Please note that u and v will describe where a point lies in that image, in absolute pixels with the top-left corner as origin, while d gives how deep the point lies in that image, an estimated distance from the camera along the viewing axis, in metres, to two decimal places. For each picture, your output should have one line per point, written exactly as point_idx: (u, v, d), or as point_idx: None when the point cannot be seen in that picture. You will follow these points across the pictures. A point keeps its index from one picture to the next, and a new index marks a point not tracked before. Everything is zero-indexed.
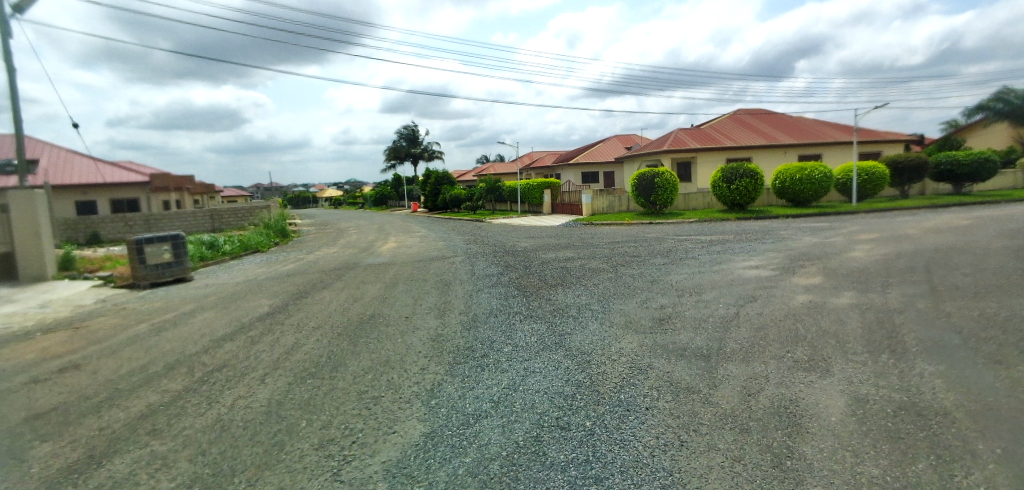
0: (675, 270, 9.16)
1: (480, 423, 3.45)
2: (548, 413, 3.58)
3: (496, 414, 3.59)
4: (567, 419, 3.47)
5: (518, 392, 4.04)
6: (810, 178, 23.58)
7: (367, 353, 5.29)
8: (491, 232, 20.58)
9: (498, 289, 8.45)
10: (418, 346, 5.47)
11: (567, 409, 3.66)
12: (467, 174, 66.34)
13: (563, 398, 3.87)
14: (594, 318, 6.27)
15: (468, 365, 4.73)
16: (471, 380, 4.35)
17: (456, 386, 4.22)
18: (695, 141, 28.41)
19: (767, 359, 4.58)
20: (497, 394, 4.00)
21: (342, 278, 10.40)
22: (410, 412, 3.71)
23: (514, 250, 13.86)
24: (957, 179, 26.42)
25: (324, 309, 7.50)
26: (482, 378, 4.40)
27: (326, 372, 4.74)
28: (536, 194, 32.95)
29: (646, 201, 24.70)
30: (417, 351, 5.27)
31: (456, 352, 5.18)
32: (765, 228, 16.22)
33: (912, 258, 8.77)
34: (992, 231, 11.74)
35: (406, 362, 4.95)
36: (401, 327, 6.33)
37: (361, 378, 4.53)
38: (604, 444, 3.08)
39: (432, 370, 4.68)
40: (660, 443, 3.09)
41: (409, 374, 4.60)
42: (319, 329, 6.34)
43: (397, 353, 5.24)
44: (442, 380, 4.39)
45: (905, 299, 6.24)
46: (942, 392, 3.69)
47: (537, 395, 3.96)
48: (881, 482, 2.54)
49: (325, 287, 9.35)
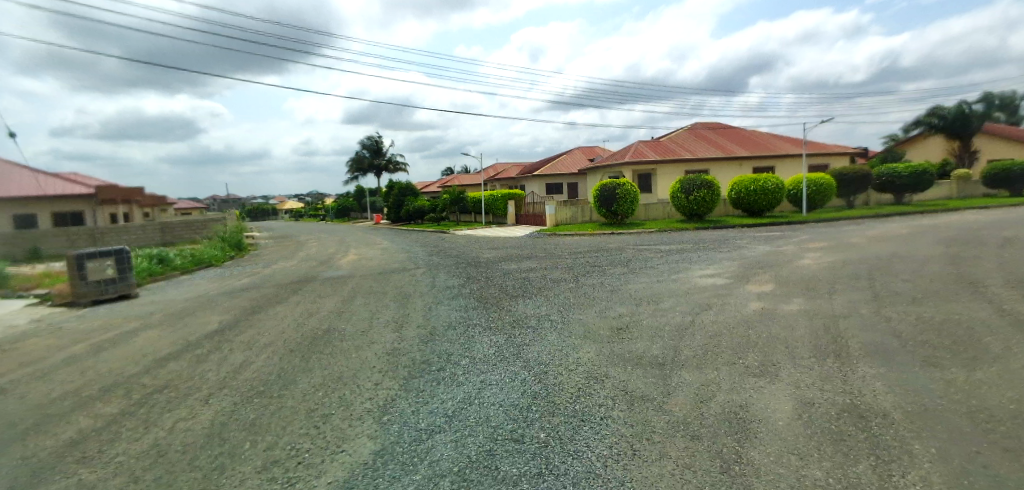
0: (634, 280, 9.28)
1: (432, 439, 3.37)
2: (503, 426, 3.54)
3: (449, 429, 3.52)
4: (522, 432, 3.43)
5: (473, 405, 3.97)
6: (763, 188, 24.47)
7: (320, 369, 5.14)
8: (453, 244, 20.47)
9: (458, 301, 8.36)
10: (373, 361, 5.34)
11: (522, 421, 3.62)
12: (434, 184, 66.00)
13: (518, 410, 3.84)
14: (552, 329, 6.27)
15: (423, 380, 4.65)
16: (427, 394, 4.27)
17: (411, 401, 4.13)
18: (654, 153, 29.20)
19: (719, 366, 4.67)
20: (451, 408, 3.93)
21: (299, 292, 10.08)
22: (360, 430, 3.59)
23: (476, 261, 13.78)
24: (899, 190, 28.00)
25: (278, 325, 7.25)
26: (438, 392, 4.33)
27: (275, 390, 4.57)
28: (500, 204, 33.06)
29: (608, 212, 25.08)
30: (372, 366, 5.15)
31: (412, 367, 5.07)
32: (720, 238, 16.74)
33: (857, 266, 9.17)
34: (931, 239, 12.41)
35: (359, 378, 4.82)
36: (357, 341, 6.17)
37: (312, 396, 4.38)
38: (557, 456, 3.05)
39: (386, 385, 4.57)
40: (613, 453, 3.08)
41: (361, 389, 4.49)
42: (270, 346, 6.11)
43: (351, 369, 5.10)
44: (396, 395, 4.29)
45: (849, 304, 6.52)
46: (882, 394, 3.85)
47: (492, 408, 3.90)
48: (823, 484, 2.62)
49: (280, 302, 9.06)
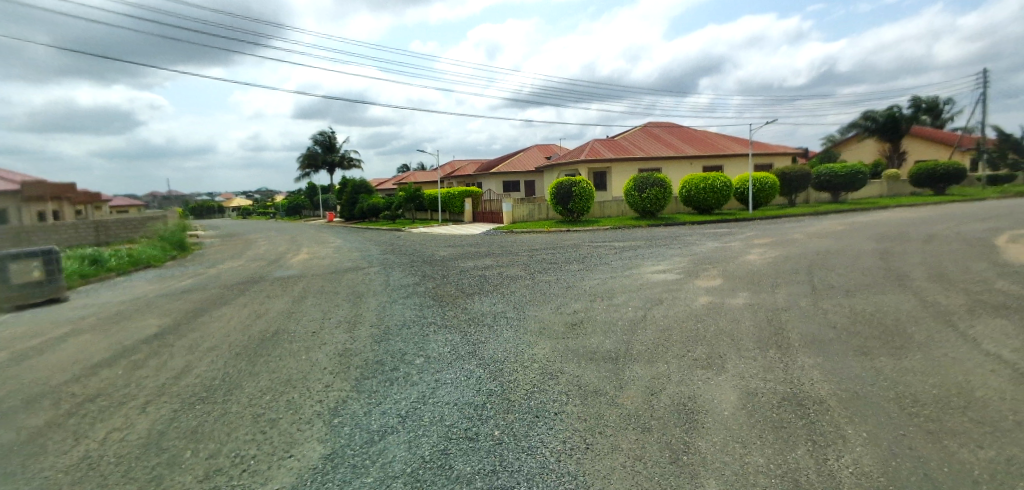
0: (588, 276, 9.40)
1: (385, 440, 3.28)
2: (457, 424, 3.49)
3: (403, 429, 3.44)
4: (476, 430, 3.39)
5: (427, 405, 3.90)
6: (712, 187, 25.50)
7: (268, 372, 4.92)
8: (409, 242, 20.15)
9: (413, 299, 8.23)
10: (323, 362, 5.16)
11: (476, 419, 3.58)
12: (390, 181, 64.79)
13: (471, 409, 3.79)
14: (508, 326, 6.25)
15: (375, 380, 4.53)
16: (379, 395, 4.16)
17: (363, 402, 4.01)
18: (609, 152, 29.83)
19: (670, 359, 4.80)
20: (404, 408, 3.84)
21: (246, 293, 9.62)
22: (308, 434, 3.44)
23: (432, 259, 13.58)
24: (835, 189, 29.86)
25: (222, 327, 6.88)
26: (391, 392, 4.22)
27: (219, 396, 4.33)
28: (457, 202, 32.85)
29: (564, 209, 25.40)
30: (323, 368, 4.97)
31: (364, 367, 4.93)
32: (671, 234, 17.30)
33: (797, 261, 9.69)
34: (863, 235, 13.28)
35: (309, 380, 4.65)
36: (308, 343, 5.94)
37: (257, 401, 4.17)
38: (510, 452, 3.04)
39: (337, 387, 4.43)
40: (566, 448, 3.09)
41: (310, 392, 4.32)
42: (215, 350, 5.79)
43: (299, 371, 4.91)
44: (348, 397, 4.16)
45: (790, 297, 6.86)
46: (819, 382, 4.07)
47: (446, 407, 3.85)
48: (765, 470, 2.73)
49: (224, 304, 8.62)
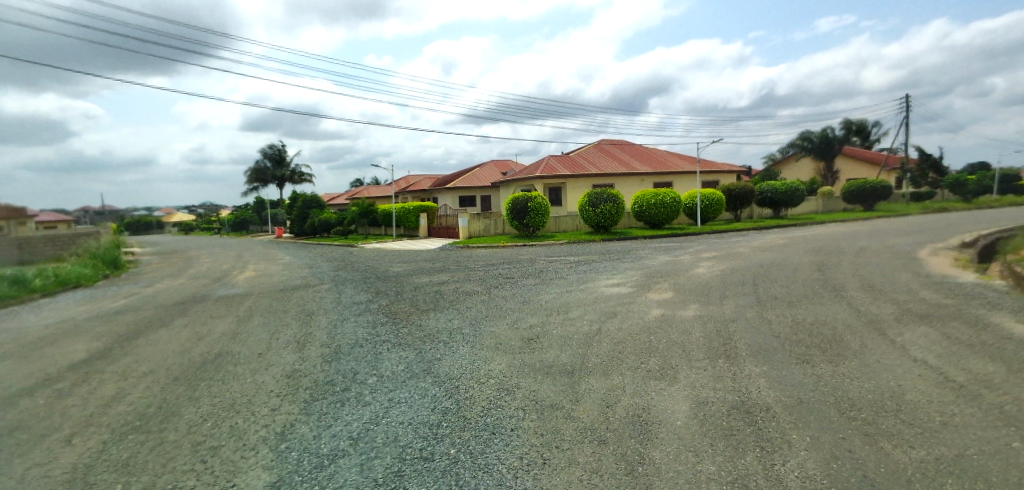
0: (544, 291, 9.45)
1: (335, 464, 3.08)
2: (412, 445, 3.34)
3: (355, 452, 3.25)
4: (431, 450, 3.25)
5: (380, 425, 3.72)
6: (662, 202, 26.46)
7: (210, 397, 4.57)
8: (362, 258, 19.63)
9: (366, 317, 7.95)
10: (270, 385, 4.86)
11: (431, 439, 3.44)
12: (344, 196, 63.23)
13: (426, 428, 3.65)
14: (464, 342, 6.13)
15: (326, 402, 4.29)
16: (330, 417, 3.94)
17: (312, 425, 3.78)
18: (564, 168, 30.44)
19: (624, 371, 4.84)
20: (355, 430, 3.64)
21: (187, 313, 9.00)
22: (252, 461, 3.19)
23: (386, 275, 13.25)
24: (777, 205, 31.70)
25: (161, 351, 6.36)
26: (342, 414, 4.01)
27: (155, 424, 3.96)
28: (412, 217, 32.42)
29: (521, 225, 25.61)
30: (268, 390, 4.67)
31: (314, 389, 4.67)
32: (625, 249, 17.74)
33: (742, 273, 10.14)
34: (802, 249, 14.10)
35: (254, 403, 4.35)
36: (254, 365, 5.59)
37: (195, 428, 3.85)
38: (467, 471, 2.92)
39: (284, 410, 4.16)
40: (523, 464, 3.02)
41: (255, 416, 4.03)
42: (151, 375, 5.33)
43: (242, 394, 4.59)
44: (296, 420, 3.91)
45: (737, 309, 7.12)
46: (764, 390, 4.20)
47: (401, 426, 3.68)
48: (716, 477, 2.76)
49: (162, 325, 8.01)
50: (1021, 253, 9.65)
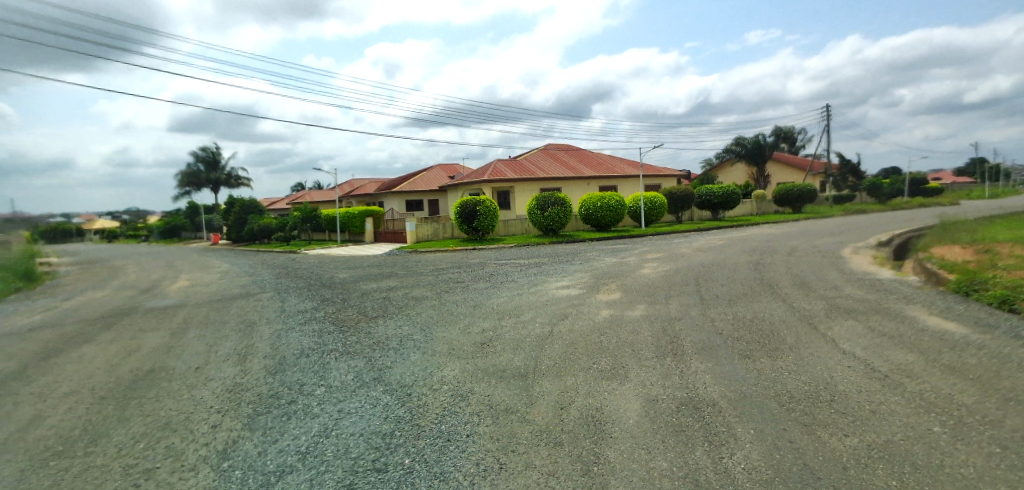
0: (495, 294, 9.36)
1: (282, 481, 2.80)
2: (363, 456, 3.12)
3: (303, 467, 2.99)
4: (383, 460, 3.05)
5: (329, 438, 3.46)
6: (607, 206, 27.22)
7: (142, 416, 4.09)
8: (305, 265, 18.69)
9: (311, 326, 7.51)
10: (209, 401, 4.43)
11: (384, 449, 3.23)
12: (282, 200, 60.16)
13: (378, 438, 3.43)
14: (415, 348, 5.92)
15: (271, 416, 3.96)
16: (275, 432, 3.63)
17: (256, 441, 3.46)
18: (512, 172, 30.59)
19: (576, 372, 4.83)
20: (303, 444, 3.36)
21: (110, 327, 8.13)
22: (190, 483, 2.84)
23: (331, 282, 12.65)
24: (714, 208, 33.54)
25: (82, 369, 5.67)
26: (289, 427, 3.71)
27: (80, 447, 3.47)
28: (357, 222, 31.36)
29: (469, 228, 25.41)
30: (206, 407, 4.27)
31: (256, 403, 4.31)
32: (574, 251, 18.05)
33: (685, 273, 10.58)
34: (738, 249, 14.94)
35: (191, 421, 3.94)
36: (190, 380, 5.10)
37: (124, 450, 3.41)
38: (422, 481, 2.75)
39: (225, 427, 3.79)
40: (479, 470, 2.89)
41: (193, 435, 3.64)
42: (72, 396, 4.71)
43: (178, 412, 4.16)
44: (238, 436, 3.57)
45: (682, 307, 7.38)
46: (710, 385, 4.33)
47: (351, 438, 3.44)
48: (669, 473, 2.77)
49: (83, 341, 7.17)
50: (928, 251, 10.66)
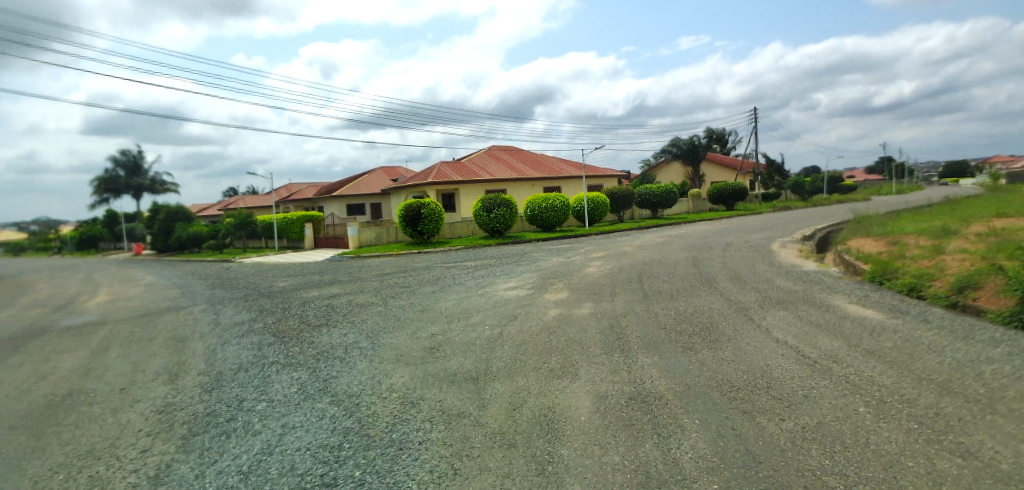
0: (443, 298, 9.16)
1: None
2: (311, 471, 2.89)
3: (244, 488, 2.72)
4: (332, 474, 2.84)
5: (274, 455, 3.19)
6: (552, 206, 27.60)
7: (58, 444, 3.61)
8: (240, 274, 17.52)
9: (249, 338, 6.99)
10: (138, 424, 3.99)
11: (333, 462, 3.02)
12: (212, 206, 56.19)
13: (327, 451, 3.21)
14: (362, 356, 5.64)
15: (208, 435, 3.62)
16: (214, 452, 3.31)
17: (193, 463, 3.13)
18: (456, 173, 30.34)
19: (527, 372, 4.79)
20: (245, 463, 3.07)
21: (17, 349, 7.20)
22: None
23: (269, 292, 11.90)
24: (653, 206, 34.99)
25: None
26: (228, 446, 3.39)
27: None
28: (297, 227, 29.86)
29: (414, 231, 24.89)
30: (135, 430, 3.83)
31: (191, 423, 3.92)
32: (521, 251, 18.14)
33: (629, 270, 10.92)
34: (677, 245, 15.62)
35: (118, 446, 3.52)
36: (115, 403, 4.58)
37: (40, 482, 2.96)
38: None
39: (158, 450, 3.41)
40: (433, 477, 2.76)
41: (121, 461, 3.23)
42: None
43: (102, 438, 3.69)
44: (172, 460, 3.21)
45: (627, 304, 7.57)
46: (657, 378, 4.43)
47: (297, 453, 3.19)
48: (619, 466, 2.78)
49: None
50: (846, 243, 11.62)
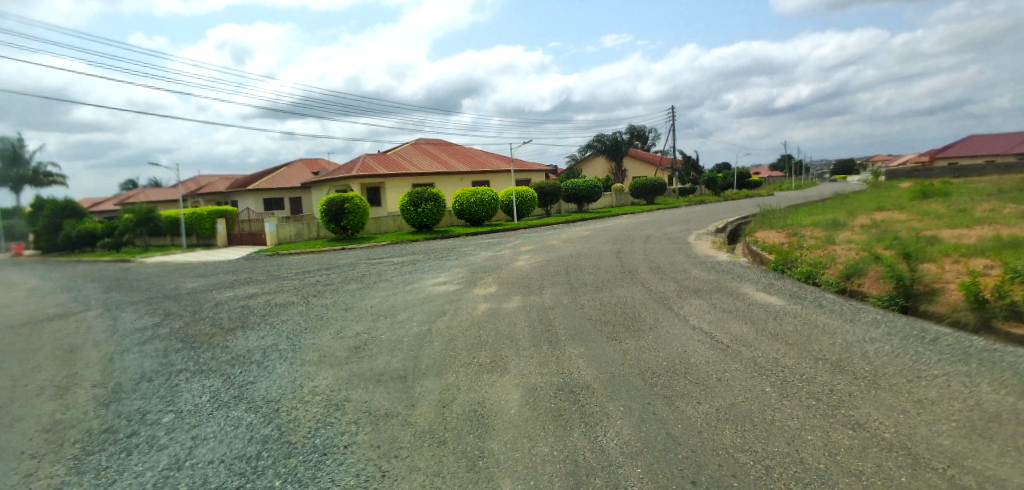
0: (368, 295, 8.70)
1: None
2: (225, 485, 2.54)
3: None
4: (248, 486, 2.52)
5: (181, 470, 2.78)
6: (481, 200, 27.46)
7: None
8: (138, 275, 15.60)
9: (155, 344, 6.17)
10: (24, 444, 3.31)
11: (249, 474, 2.68)
12: (102, 201, 49.79)
13: (242, 462, 2.85)
14: (281, 360, 5.16)
15: (106, 454, 3.08)
16: (113, 471, 2.81)
17: (87, 485, 2.63)
18: (382, 166, 29.24)
19: (457, 368, 4.64)
20: (148, 481, 2.64)
21: None
22: None
23: (176, 293, 10.68)
24: (579, 201, 36.04)
25: None
26: (130, 464, 2.90)
27: None
28: (207, 223, 27.19)
29: (337, 227, 23.62)
30: (17, 452, 3.17)
31: (83, 442, 3.31)
32: (449, 246, 17.84)
33: (556, 263, 11.12)
34: (602, 239, 16.18)
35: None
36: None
37: None
38: None
39: (45, 473, 2.83)
40: (360, 481, 2.52)
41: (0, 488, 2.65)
42: None
43: None
44: (61, 483, 2.68)
45: (554, 297, 7.66)
46: (584, 369, 4.47)
47: (208, 467, 2.80)
48: (549, 457, 2.73)
49: None
50: (753, 235, 12.64)
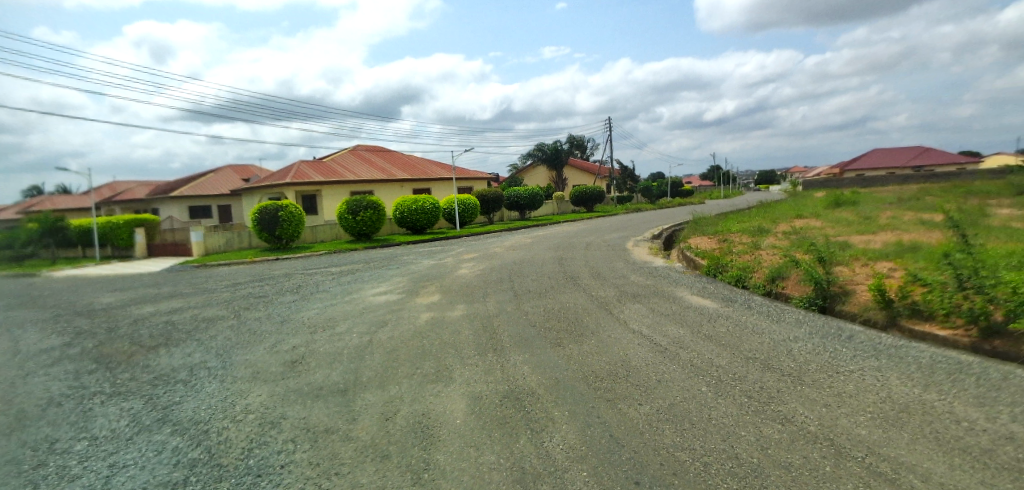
0: (305, 307, 8.21)
1: None
2: None
3: None
4: None
5: None
6: (422, 208, 26.97)
7: None
8: (36, 291, 13.83)
9: (67, 366, 5.41)
10: None
11: None
12: None
13: None
14: (211, 378, 4.70)
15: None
16: None
17: None
18: (318, 173, 27.99)
19: (401, 379, 4.44)
20: None
21: None
22: None
23: (88, 309, 9.54)
24: (522, 208, 36.39)
25: None
26: None
27: None
28: (123, 233, 24.65)
29: (270, 236, 22.22)
30: None
31: None
32: (389, 255, 17.34)
33: (500, 271, 11.11)
34: (545, 246, 16.42)
35: None
36: None
37: None
38: None
39: None
40: None
41: None
42: None
43: None
44: None
45: (499, 304, 7.61)
46: (528, 375, 4.44)
47: None
48: (497, 465, 2.64)
49: None
50: (688, 241, 13.32)
